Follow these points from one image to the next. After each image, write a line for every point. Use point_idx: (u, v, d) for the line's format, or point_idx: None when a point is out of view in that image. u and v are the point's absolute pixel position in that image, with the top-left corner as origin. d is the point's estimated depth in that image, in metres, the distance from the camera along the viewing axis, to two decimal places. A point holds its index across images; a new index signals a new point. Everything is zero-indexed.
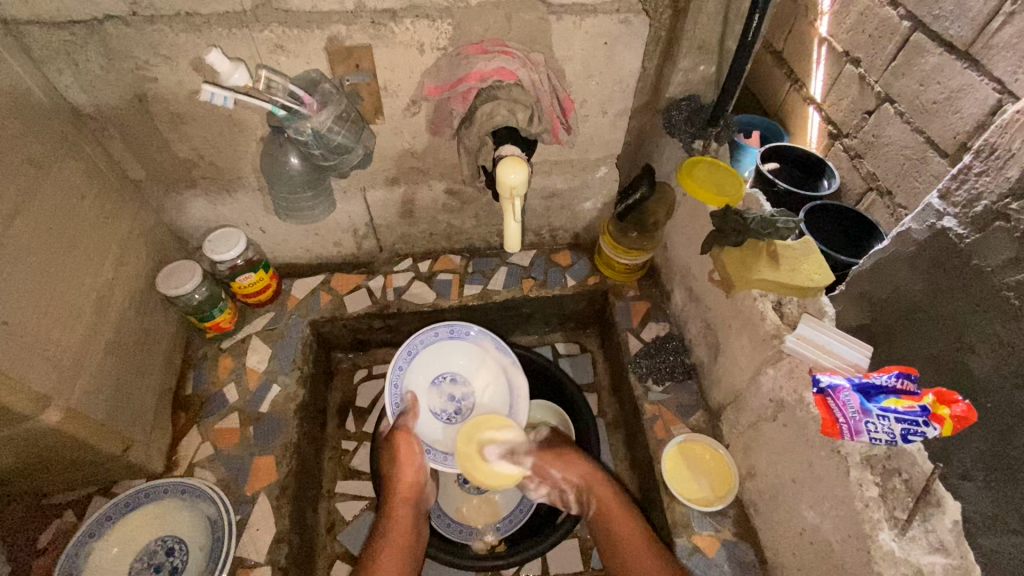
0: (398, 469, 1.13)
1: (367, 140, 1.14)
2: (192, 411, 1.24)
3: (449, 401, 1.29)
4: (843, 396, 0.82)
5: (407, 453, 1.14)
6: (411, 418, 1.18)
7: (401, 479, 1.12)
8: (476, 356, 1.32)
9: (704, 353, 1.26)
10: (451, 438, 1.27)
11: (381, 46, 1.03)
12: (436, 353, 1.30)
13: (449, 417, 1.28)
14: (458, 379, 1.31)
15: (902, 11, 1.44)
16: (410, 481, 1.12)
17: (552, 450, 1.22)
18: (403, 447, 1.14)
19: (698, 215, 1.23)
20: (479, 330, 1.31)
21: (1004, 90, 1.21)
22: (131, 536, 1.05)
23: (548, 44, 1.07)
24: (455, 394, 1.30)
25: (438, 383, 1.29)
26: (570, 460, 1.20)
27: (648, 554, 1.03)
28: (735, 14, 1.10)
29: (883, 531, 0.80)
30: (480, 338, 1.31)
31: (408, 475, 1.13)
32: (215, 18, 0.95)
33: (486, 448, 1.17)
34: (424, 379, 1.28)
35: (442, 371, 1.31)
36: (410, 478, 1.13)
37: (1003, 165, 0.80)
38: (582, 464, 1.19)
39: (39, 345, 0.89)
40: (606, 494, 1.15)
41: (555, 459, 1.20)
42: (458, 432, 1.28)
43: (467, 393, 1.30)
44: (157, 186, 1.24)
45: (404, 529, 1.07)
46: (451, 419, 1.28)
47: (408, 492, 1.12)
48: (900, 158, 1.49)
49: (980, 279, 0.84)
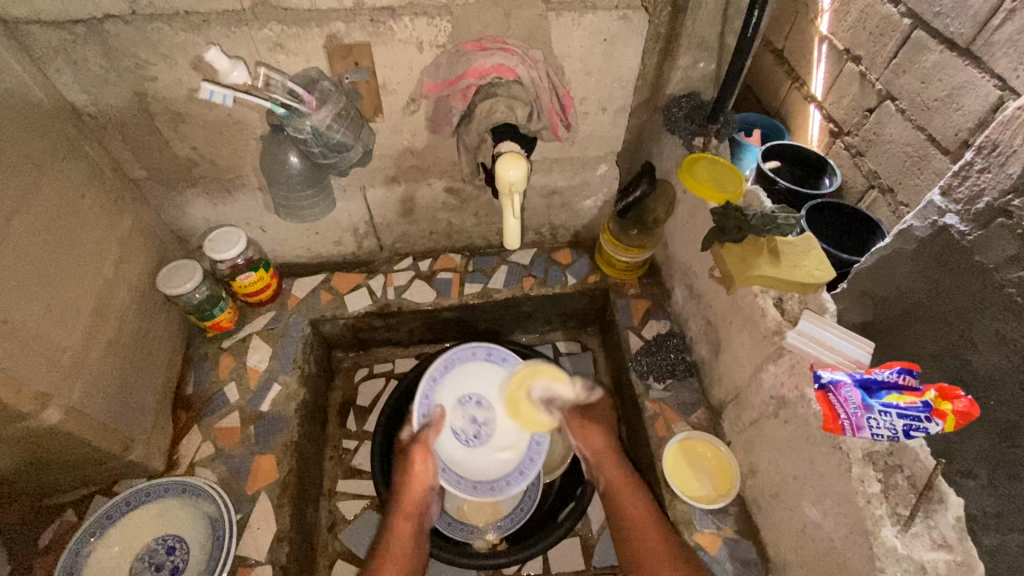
0: (407, 482, 1.10)
1: (366, 139, 1.14)
2: (193, 410, 1.24)
3: (471, 423, 1.23)
4: (844, 392, 0.82)
5: (420, 468, 1.10)
6: (434, 429, 1.14)
7: (409, 492, 1.09)
8: (506, 384, 1.28)
9: (704, 351, 1.26)
10: (469, 461, 1.21)
11: (380, 44, 1.03)
12: (467, 373, 1.26)
13: (469, 440, 1.22)
14: (483, 403, 1.25)
15: (902, 8, 1.44)
16: (419, 497, 1.09)
17: (580, 417, 1.19)
18: (417, 460, 1.11)
19: (699, 213, 1.23)
20: (516, 358, 1.29)
21: (1006, 86, 1.21)
22: (133, 535, 1.05)
23: (546, 41, 1.07)
24: (478, 417, 1.24)
25: (464, 403, 1.24)
26: (592, 434, 1.17)
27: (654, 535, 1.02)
28: (733, 10, 1.10)
29: (886, 528, 0.79)
30: (512, 363, 1.28)
31: (417, 489, 1.09)
32: (214, 17, 0.95)
33: (535, 389, 1.19)
34: (452, 396, 1.23)
35: (470, 392, 1.25)
36: (417, 496, 1.09)
37: (1005, 162, 0.80)
38: (602, 439, 1.17)
39: (39, 343, 0.89)
40: (615, 471, 1.13)
41: (581, 428, 1.18)
42: (476, 456, 1.22)
43: (492, 418, 1.25)
44: (158, 187, 1.24)
45: (400, 546, 1.03)
46: (470, 442, 1.22)
47: (414, 506, 1.08)
48: (902, 156, 1.49)
49: (983, 276, 0.83)
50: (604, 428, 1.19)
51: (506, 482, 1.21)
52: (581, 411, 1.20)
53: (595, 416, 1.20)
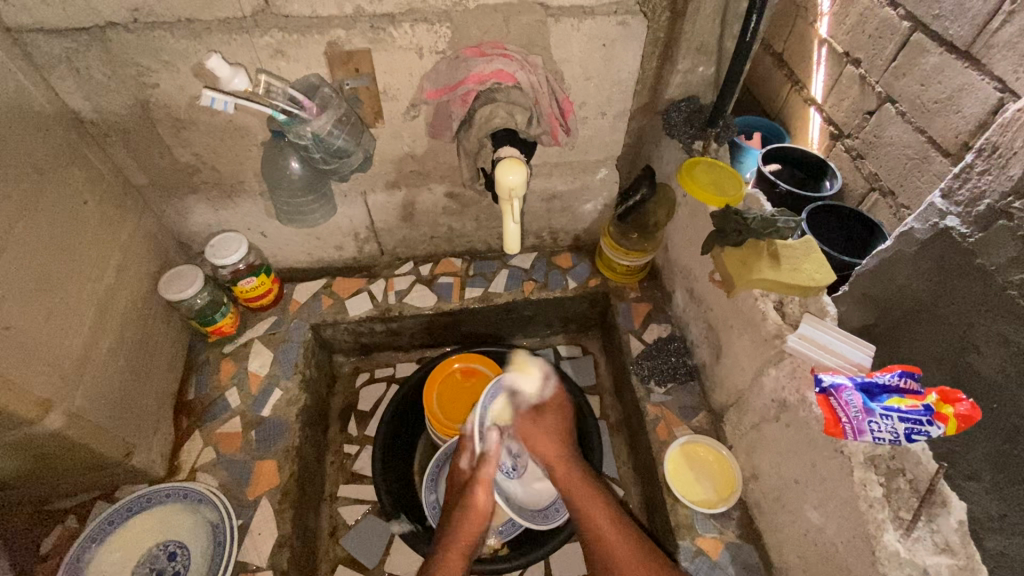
0: (467, 516, 1.00)
1: (367, 144, 1.14)
2: (194, 416, 1.24)
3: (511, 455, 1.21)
4: (845, 396, 0.82)
5: (483, 502, 1.02)
6: (493, 460, 1.05)
7: (468, 526, 0.99)
8: None
9: (706, 354, 1.26)
10: (514, 492, 1.21)
11: (380, 50, 1.03)
12: None
13: (509, 471, 1.21)
14: None
15: (902, 11, 1.44)
16: (476, 533, 0.99)
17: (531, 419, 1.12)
18: (481, 492, 1.02)
19: (699, 216, 1.23)
20: None
21: (1006, 88, 1.21)
22: (134, 541, 1.05)
23: (545, 47, 1.08)
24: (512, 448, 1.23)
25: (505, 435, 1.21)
26: (542, 439, 1.09)
27: (632, 554, 0.93)
28: (732, 14, 1.10)
29: (888, 532, 0.79)
30: None
31: (474, 525, 1.00)
32: (216, 24, 0.96)
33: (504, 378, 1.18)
34: None
35: None
36: (474, 532, 0.99)
37: (1005, 164, 0.80)
38: (556, 443, 1.09)
39: (41, 350, 0.89)
40: (574, 480, 1.04)
41: (533, 430, 1.11)
42: (517, 486, 1.22)
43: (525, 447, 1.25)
44: (160, 193, 1.25)
45: None
46: (509, 473, 1.21)
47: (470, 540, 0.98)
48: (903, 158, 1.49)
49: (984, 278, 0.83)
50: (555, 431, 1.11)
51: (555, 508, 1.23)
52: (534, 410, 1.13)
53: (548, 420, 1.13)
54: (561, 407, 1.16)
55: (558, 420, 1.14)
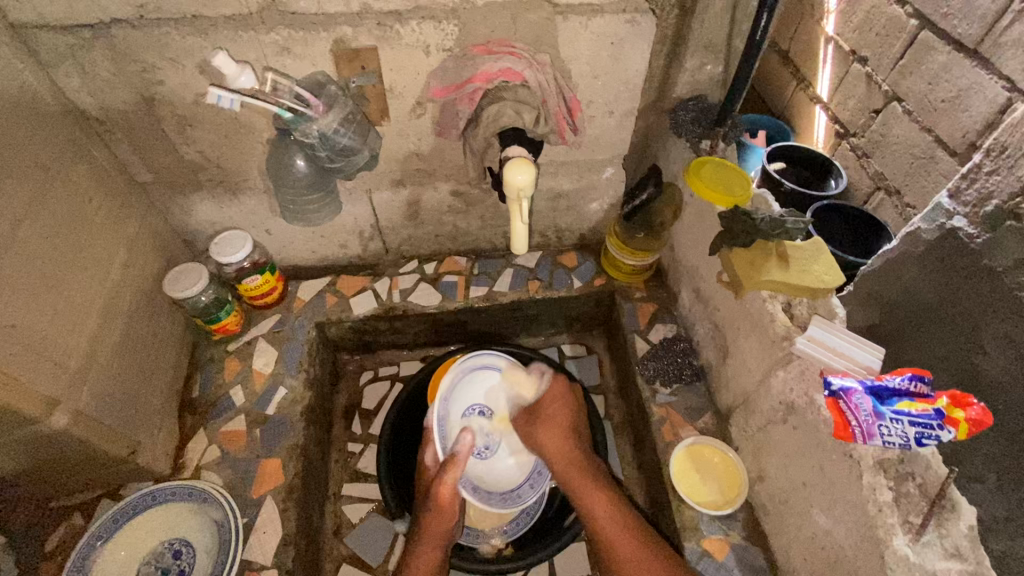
0: (435, 515, 1.03)
1: (374, 142, 1.14)
2: (199, 414, 1.24)
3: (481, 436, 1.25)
4: (855, 399, 0.80)
5: (450, 500, 1.03)
6: (459, 465, 1.05)
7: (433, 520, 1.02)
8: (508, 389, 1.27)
9: (712, 355, 1.25)
10: (491, 471, 1.24)
11: (387, 48, 1.03)
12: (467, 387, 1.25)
13: (481, 452, 1.24)
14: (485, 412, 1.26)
15: (909, 9, 1.42)
16: (449, 527, 1.03)
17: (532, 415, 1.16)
18: (445, 490, 1.04)
19: (706, 216, 1.22)
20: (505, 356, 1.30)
21: (1015, 88, 1.19)
22: (139, 540, 1.05)
23: (553, 45, 1.07)
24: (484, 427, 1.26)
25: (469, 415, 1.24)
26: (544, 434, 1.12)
27: (629, 542, 0.97)
28: (741, 13, 1.09)
29: (898, 537, 0.78)
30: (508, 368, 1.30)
31: (443, 520, 1.02)
32: (222, 21, 0.95)
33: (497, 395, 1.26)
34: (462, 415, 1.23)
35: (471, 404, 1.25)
36: (446, 524, 1.03)
37: (1014, 164, 0.79)
38: (555, 435, 1.12)
39: (47, 349, 0.89)
40: (571, 465, 1.08)
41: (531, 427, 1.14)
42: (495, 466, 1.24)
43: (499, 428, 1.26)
44: (165, 191, 1.24)
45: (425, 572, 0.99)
46: (484, 454, 1.25)
47: (441, 532, 1.02)
48: (908, 157, 1.49)
49: (992, 279, 0.83)
50: (556, 425, 1.13)
51: (529, 486, 1.24)
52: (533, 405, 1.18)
53: (550, 413, 1.15)
54: (561, 397, 1.17)
55: (560, 412, 1.16)
